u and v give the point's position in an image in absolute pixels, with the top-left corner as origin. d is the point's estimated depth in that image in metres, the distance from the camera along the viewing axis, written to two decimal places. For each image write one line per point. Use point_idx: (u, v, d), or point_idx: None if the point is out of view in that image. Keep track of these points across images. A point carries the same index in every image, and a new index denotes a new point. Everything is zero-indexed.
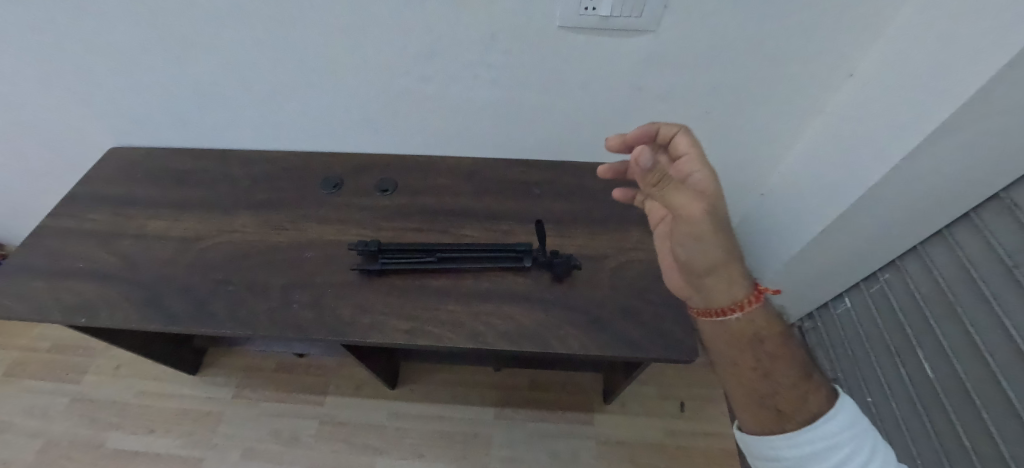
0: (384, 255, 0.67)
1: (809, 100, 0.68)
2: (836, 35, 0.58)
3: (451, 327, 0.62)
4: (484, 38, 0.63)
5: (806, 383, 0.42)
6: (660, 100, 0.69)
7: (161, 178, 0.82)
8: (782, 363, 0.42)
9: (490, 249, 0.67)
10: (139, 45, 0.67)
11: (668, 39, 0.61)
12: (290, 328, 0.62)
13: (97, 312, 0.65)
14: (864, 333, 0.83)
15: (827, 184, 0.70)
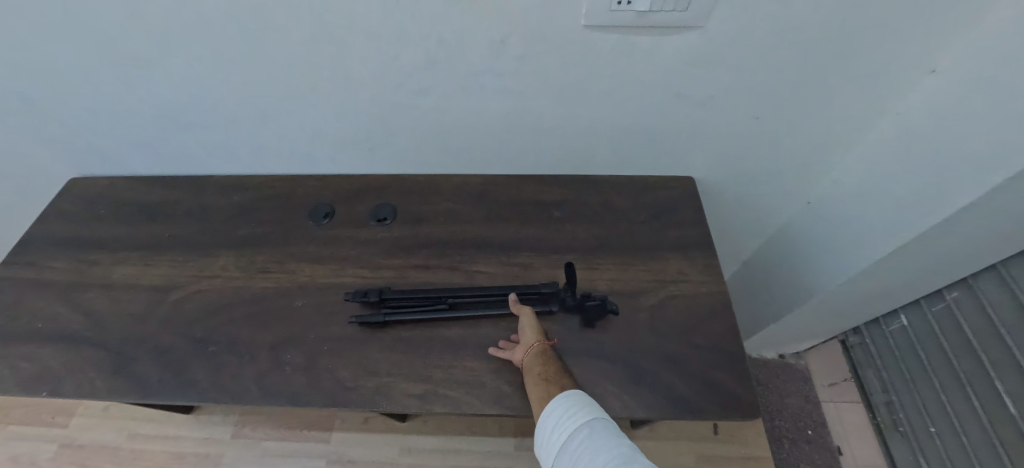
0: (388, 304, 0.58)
1: (879, 100, 0.57)
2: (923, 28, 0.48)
3: (469, 388, 0.53)
4: (493, 44, 0.52)
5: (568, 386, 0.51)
6: (701, 106, 0.59)
7: (128, 212, 0.72)
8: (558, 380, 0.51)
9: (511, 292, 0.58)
10: (83, 62, 0.57)
11: (717, 36, 0.50)
12: (282, 397, 0.54)
13: (58, 384, 0.57)
14: (925, 357, 0.75)
15: (892, 201, 0.61)
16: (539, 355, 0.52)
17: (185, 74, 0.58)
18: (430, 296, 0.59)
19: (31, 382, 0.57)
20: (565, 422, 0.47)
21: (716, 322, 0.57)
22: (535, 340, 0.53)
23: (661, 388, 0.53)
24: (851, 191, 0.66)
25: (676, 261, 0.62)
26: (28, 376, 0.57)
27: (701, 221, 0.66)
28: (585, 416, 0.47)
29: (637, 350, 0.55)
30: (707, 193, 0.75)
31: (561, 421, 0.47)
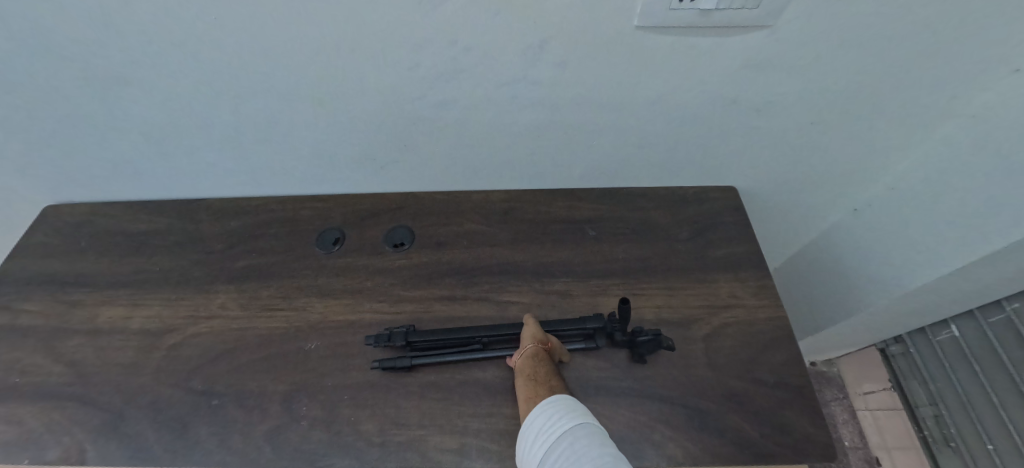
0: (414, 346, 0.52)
1: (947, 100, 0.51)
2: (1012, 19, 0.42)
3: (512, 439, 0.47)
4: (528, 48, 0.45)
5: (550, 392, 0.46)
6: (755, 112, 0.53)
7: (112, 245, 0.65)
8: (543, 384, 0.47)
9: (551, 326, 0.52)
10: (52, 80, 0.49)
11: (785, 35, 0.44)
12: (300, 458, 0.47)
13: (41, 450, 0.50)
14: (979, 370, 0.70)
15: (962, 210, 0.55)
16: (530, 357, 0.49)
17: (170, 90, 0.50)
18: (461, 334, 0.53)
19: (9, 449, 0.50)
20: (549, 424, 0.43)
21: (777, 351, 0.52)
22: (532, 343, 0.50)
23: (726, 430, 0.47)
24: (909, 198, 0.61)
25: (727, 283, 0.57)
26: (5, 442, 0.50)
27: (749, 236, 0.60)
28: (571, 421, 0.42)
29: (694, 387, 0.50)
30: (747, 202, 0.69)
31: (546, 424, 0.43)
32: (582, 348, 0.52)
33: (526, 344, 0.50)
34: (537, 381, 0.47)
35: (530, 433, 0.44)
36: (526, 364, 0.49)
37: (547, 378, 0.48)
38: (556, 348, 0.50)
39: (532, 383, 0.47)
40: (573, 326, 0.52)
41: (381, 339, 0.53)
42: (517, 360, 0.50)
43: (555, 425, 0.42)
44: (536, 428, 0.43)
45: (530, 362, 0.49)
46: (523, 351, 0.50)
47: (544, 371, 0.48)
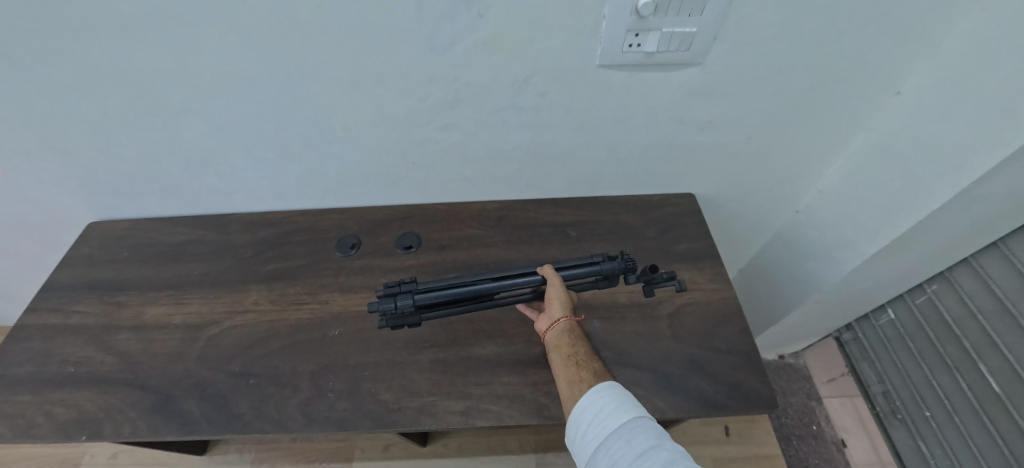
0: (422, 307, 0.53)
1: (855, 117, 0.64)
2: (889, 52, 0.55)
3: (510, 401, 0.56)
4: (516, 82, 0.57)
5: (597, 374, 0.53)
6: (700, 131, 0.65)
7: (153, 254, 0.73)
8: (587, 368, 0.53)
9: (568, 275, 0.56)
10: (120, 116, 0.59)
11: (716, 70, 0.56)
12: (330, 423, 0.56)
13: (98, 429, 0.57)
14: (915, 346, 0.81)
15: (877, 205, 0.66)
16: (570, 331, 0.55)
17: (219, 122, 0.60)
18: (479, 288, 0.53)
19: (70, 428, 0.57)
20: (618, 406, 0.48)
21: (729, 324, 0.62)
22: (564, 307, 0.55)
23: (687, 388, 0.57)
24: (836, 199, 0.73)
25: (687, 271, 0.68)
26: (67, 422, 0.57)
27: (705, 234, 0.72)
28: (641, 409, 0.48)
29: (661, 355, 0.60)
30: (706, 207, 0.81)
31: (616, 404, 0.48)
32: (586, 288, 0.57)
33: (558, 309, 0.55)
34: (588, 359, 0.54)
35: (594, 403, 0.49)
36: (568, 341, 0.55)
37: (590, 354, 0.55)
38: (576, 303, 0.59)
39: (585, 362, 0.54)
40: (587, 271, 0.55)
41: (388, 305, 0.51)
42: (556, 335, 0.55)
43: (624, 409, 0.48)
44: (605, 402, 0.49)
45: (571, 337, 0.55)
46: (562, 324, 0.55)
47: (585, 348, 0.55)
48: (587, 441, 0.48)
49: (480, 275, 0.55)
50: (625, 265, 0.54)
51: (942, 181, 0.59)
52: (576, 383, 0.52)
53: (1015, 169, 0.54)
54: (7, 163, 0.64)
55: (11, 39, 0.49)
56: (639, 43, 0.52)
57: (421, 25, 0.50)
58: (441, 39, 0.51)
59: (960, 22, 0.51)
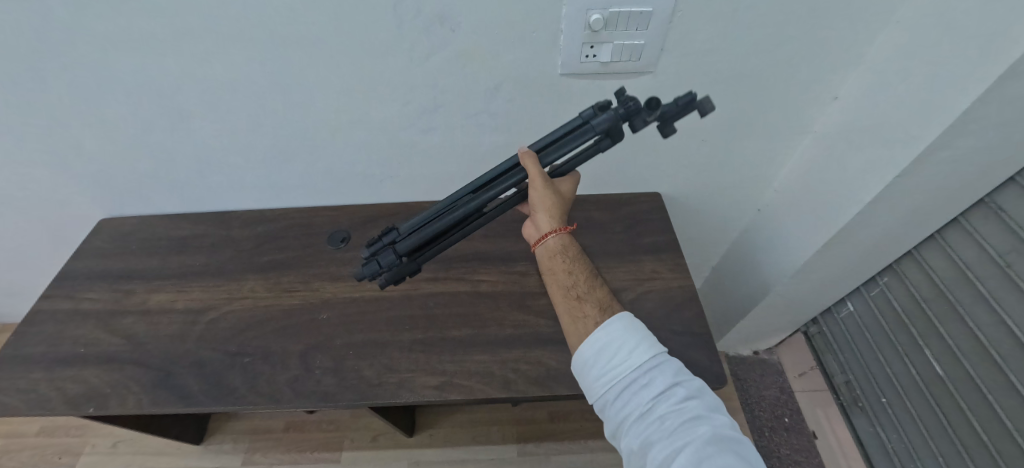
0: (399, 244, 0.52)
1: (800, 121, 0.69)
2: (817, 61, 0.60)
3: (481, 377, 0.61)
4: (488, 89, 0.64)
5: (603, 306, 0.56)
6: (658, 133, 0.71)
7: (159, 247, 0.79)
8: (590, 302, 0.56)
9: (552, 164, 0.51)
10: (134, 117, 0.65)
11: (665, 78, 0.63)
12: (315, 396, 0.61)
13: (103, 401, 0.62)
14: (870, 336, 0.84)
15: (819, 202, 0.71)
16: (563, 245, 0.58)
17: (221, 124, 0.67)
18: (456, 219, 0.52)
19: (78, 401, 0.62)
20: (639, 344, 0.52)
21: (686, 310, 0.68)
22: (553, 208, 0.56)
23: None
24: (790, 198, 0.78)
25: (649, 262, 0.73)
26: (75, 395, 0.63)
27: (667, 229, 0.78)
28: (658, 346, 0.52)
29: None
30: (673, 205, 0.87)
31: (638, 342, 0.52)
32: (578, 162, 0.53)
33: (549, 212, 0.56)
34: (589, 290, 0.58)
35: (615, 341, 0.52)
36: (566, 267, 0.58)
37: (590, 279, 0.58)
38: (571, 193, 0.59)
39: (586, 296, 0.57)
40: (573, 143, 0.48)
41: (383, 264, 0.52)
42: (550, 254, 0.59)
43: (645, 347, 0.51)
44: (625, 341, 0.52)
45: (565, 254, 0.58)
46: (552, 239, 0.58)
47: (583, 273, 0.58)
48: (607, 376, 0.51)
49: (452, 203, 0.52)
50: (618, 116, 0.46)
51: (868, 176, 0.62)
52: (579, 319, 0.56)
53: (931, 163, 0.56)
54: (32, 160, 0.71)
55: (40, 49, 0.56)
56: (594, 54, 0.58)
57: (400, 38, 0.57)
58: (418, 50, 0.58)
59: (878, 33, 0.57)
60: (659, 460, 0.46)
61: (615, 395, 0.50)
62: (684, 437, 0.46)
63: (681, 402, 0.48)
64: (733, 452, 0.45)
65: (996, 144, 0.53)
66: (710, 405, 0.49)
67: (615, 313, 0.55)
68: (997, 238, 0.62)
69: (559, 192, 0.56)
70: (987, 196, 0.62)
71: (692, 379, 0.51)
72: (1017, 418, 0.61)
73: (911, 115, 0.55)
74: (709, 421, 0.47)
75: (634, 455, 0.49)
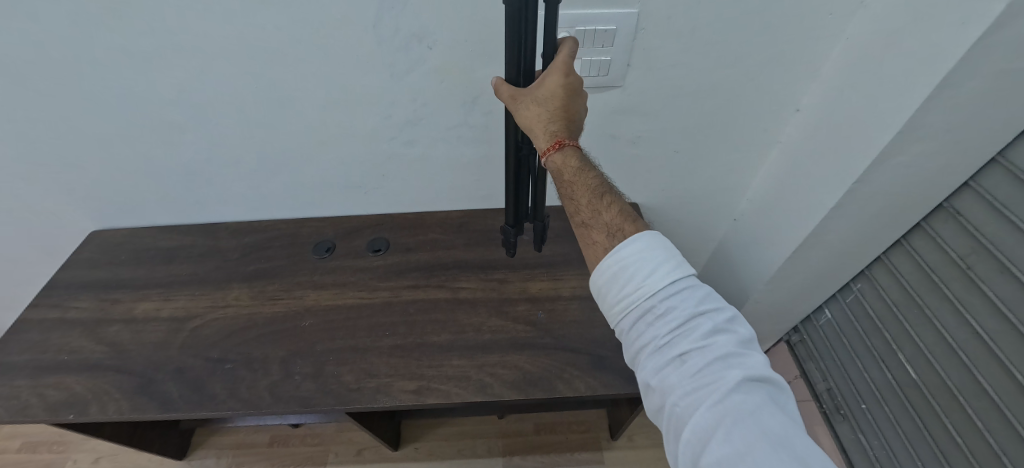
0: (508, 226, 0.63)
1: (766, 131, 0.72)
2: (775, 75, 0.63)
3: (458, 381, 0.62)
4: (465, 103, 0.67)
5: (615, 230, 0.46)
6: (631, 143, 0.74)
7: (147, 258, 0.81)
8: (598, 229, 0.47)
9: (518, 65, 0.45)
10: (126, 130, 0.68)
11: (634, 91, 0.66)
12: (293, 402, 0.61)
13: (82, 408, 0.62)
14: (848, 340, 0.85)
15: (789, 208, 0.73)
16: (561, 165, 0.48)
17: (210, 137, 0.70)
18: (520, 189, 0.58)
19: (59, 407, 0.62)
20: (663, 270, 0.42)
21: None
22: (540, 118, 0.47)
23: (618, 369, 0.63)
24: (762, 206, 0.81)
25: None
26: (55, 402, 0.63)
27: None
28: (686, 271, 0.43)
29: (597, 341, 0.66)
30: (652, 215, 0.90)
31: (661, 268, 0.42)
32: (554, 31, 0.44)
33: (537, 126, 0.48)
34: (595, 213, 0.48)
35: (634, 267, 0.43)
36: (567, 192, 0.49)
37: (595, 200, 0.48)
38: (574, 84, 0.46)
39: (593, 221, 0.48)
40: (514, 19, 0.41)
41: (510, 238, 0.64)
42: (551, 178, 0.49)
43: (669, 274, 0.42)
44: (646, 267, 0.43)
45: (564, 176, 0.48)
46: (547, 161, 0.48)
47: (587, 193, 0.48)
48: (621, 304, 0.43)
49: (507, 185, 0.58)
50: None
51: (830, 184, 0.64)
52: (590, 246, 0.48)
53: (886, 169, 0.58)
54: (24, 174, 0.73)
55: (35, 65, 0.58)
56: None
57: (381, 56, 0.60)
58: (398, 66, 0.61)
59: (830, 49, 0.60)
60: (680, 407, 0.39)
61: (629, 324, 0.43)
62: (711, 382, 0.39)
63: (711, 341, 0.40)
64: (767, 398, 0.38)
65: (945, 149, 0.56)
66: (743, 341, 0.42)
67: (629, 236, 0.45)
68: (956, 240, 0.64)
69: (537, 98, 0.46)
70: (945, 201, 0.65)
71: (726, 308, 0.43)
72: (988, 418, 0.62)
73: (864, 122, 0.57)
74: (742, 363, 0.40)
75: (650, 393, 0.43)
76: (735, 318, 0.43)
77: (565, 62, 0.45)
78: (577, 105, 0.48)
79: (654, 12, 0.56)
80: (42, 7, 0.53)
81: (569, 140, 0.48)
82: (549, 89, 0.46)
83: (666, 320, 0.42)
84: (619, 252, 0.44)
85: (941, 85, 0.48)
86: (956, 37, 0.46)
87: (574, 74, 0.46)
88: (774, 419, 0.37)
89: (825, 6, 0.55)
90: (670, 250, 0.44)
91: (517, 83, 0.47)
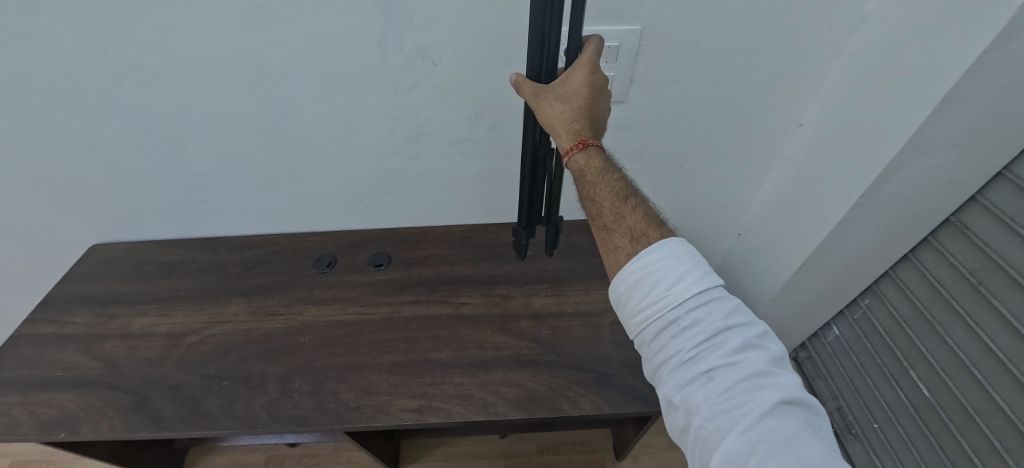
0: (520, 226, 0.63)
1: (769, 146, 0.72)
2: (778, 89, 0.63)
3: (460, 399, 0.61)
4: (469, 118, 0.67)
5: (641, 232, 0.46)
6: (635, 158, 0.74)
7: (147, 272, 0.81)
8: (623, 230, 0.46)
9: (541, 63, 0.46)
10: (131, 144, 0.68)
11: (638, 106, 0.66)
12: (290, 421, 0.59)
13: (74, 427, 0.60)
14: (859, 357, 0.83)
15: (795, 222, 0.72)
16: (584, 164, 0.47)
17: (213, 151, 0.70)
18: (534, 193, 0.58)
19: (49, 426, 0.61)
20: (689, 282, 0.41)
21: None
22: (563, 117, 0.48)
23: (624, 387, 0.62)
24: (767, 220, 0.80)
25: None
26: (46, 420, 0.61)
27: None
28: (713, 283, 0.42)
29: (602, 359, 0.65)
30: None
31: (687, 279, 0.41)
32: (579, 25, 0.45)
33: (561, 124, 0.48)
34: (619, 216, 0.47)
35: (657, 276, 0.42)
36: (589, 193, 0.49)
37: (618, 202, 0.47)
38: (600, 82, 0.47)
39: (616, 225, 0.47)
40: (541, 11, 0.42)
41: (521, 241, 0.65)
42: (573, 178, 0.49)
43: (696, 285, 0.41)
44: (670, 276, 0.42)
45: (586, 177, 0.48)
46: (569, 161, 0.48)
47: (610, 195, 0.48)
48: (643, 314, 0.42)
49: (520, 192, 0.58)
50: None
51: (838, 198, 0.63)
52: (612, 251, 0.47)
53: (892, 183, 0.58)
54: (26, 187, 0.73)
55: (43, 79, 0.59)
56: None
57: (386, 71, 0.61)
58: (404, 81, 0.62)
59: (833, 64, 0.60)
60: (706, 430, 0.38)
61: (651, 334, 0.42)
62: (742, 403, 0.37)
63: (739, 358, 0.39)
64: (801, 423, 0.37)
65: (952, 163, 0.55)
66: (774, 359, 0.40)
67: (654, 241, 0.45)
68: (966, 255, 0.63)
69: (561, 96, 0.47)
70: (952, 215, 0.64)
71: (756, 324, 0.41)
72: (1007, 439, 0.60)
73: (870, 134, 0.57)
74: (774, 384, 0.38)
75: (673, 412, 0.42)
76: (765, 333, 0.41)
77: (592, 60, 0.46)
78: (601, 105, 0.49)
79: (657, 29, 0.56)
80: (52, 22, 0.53)
81: (592, 141, 0.48)
82: (575, 86, 0.46)
83: (692, 334, 0.40)
84: (643, 256, 0.43)
85: (945, 98, 0.48)
86: (961, 52, 0.46)
87: (600, 73, 0.47)
88: (810, 447, 0.35)
89: (827, 22, 0.56)
90: (697, 257, 0.43)
91: (539, 80, 0.48)
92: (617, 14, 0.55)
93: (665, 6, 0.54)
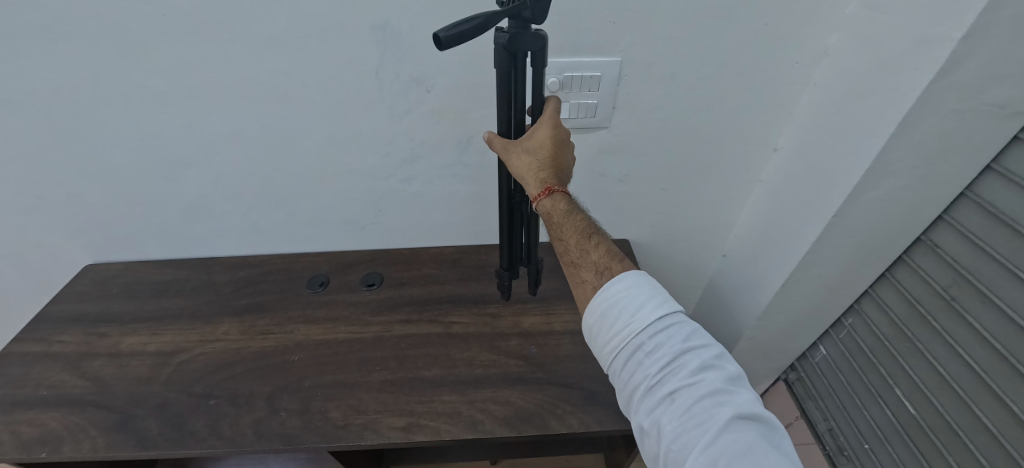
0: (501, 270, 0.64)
1: (748, 171, 0.76)
2: (753, 115, 0.67)
3: (447, 417, 0.61)
4: (460, 143, 0.70)
5: (606, 267, 0.48)
6: (619, 182, 0.77)
7: (140, 291, 0.81)
8: (589, 270, 0.48)
9: (508, 117, 0.47)
10: (134, 167, 0.70)
11: (621, 133, 0.69)
12: (277, 440, 0.59)
13: (56, 445, 0.59)
14: (845, 379, 0.84)
15: (775, 243, 0.75)
16: (551, 208, 0.49)
17: (212, 173, 0.72)
18: (513, 233, 0.59)
19: (30, 445, 0.60)
20: (651, 307, 0.43)
21: None
22: (531, 167, 0.49)
23: (612, 405, 0.62)
24: (749, 242, 0.83)
25: None
26: (27, 440, 0.60)
27: None
28: (673, 307, 0.44)
29: (591, 376, 0.65)
30: (642, 252, 0.92)
31: (649, 305, 0.43)
32: (542, 84, 0.46)
33: (529, 174, 0.49)
34: (584, 253, 0.49)
35: (623, 304, 0.44)
36: (556, 233, 0.50)
37: (582, 239, 0.49)
38: (562, 135, 0.49)
39: (581, 261, 0.49)
40: (504, 80, 0.44)
41: (503, 282, 0.65)
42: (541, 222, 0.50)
43: (656, 310, 0.43)
44: (633, 304, 0.43)
45: (553, 219, 0.49)
46: (537, 206, 0.49)
47: (575, 234, 0.49)
48: (610, 342, 0.44)
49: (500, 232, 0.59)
50: (504, 39, 0.41)
51: (812, 218, 0.66)
52: (580, 286, 0.49)
53: (862, 203, 0.61)
54: (27, 208, 0.75)
55: (57, 105, 0.62)
56: None
57: (383, 98, 0.64)
58: (398, 108, 0.65)
59: (801, 94, 0.65)
60: (673, 452, 0.39)
61: (619, 363, 0.44)
62: (703, 423, 0.39)
63: (698, 378, 0.41)
64: (758, 437, 0.38)
65: (913, 184, 0.58)
66: (731, 378, 0.42)
67: (616, 273, 0.47)
68: (938, 273, 0.66)
69: (528, 149, 0.48)
70: (923, 234, 0.67)
71: (713, 345, 0.43)
72: (991, 456, 0.60)
73: (836, 158, 0.60)
74: (731, 401, 0.40)
75: (645, 436, 0.43)
76: (722, 354, 0.43)
77: (555, 116, 0.49)
78: (566, 154, 0.51)
79: (637, 61, 0.61)
80: (70, 50, 0.57)
81: (558, 187, 0.49)
82: (541, 140, 0.48)
83: (656, 358, 0.42)
84: (606, 291, 0.45)
85: (902, 123, 0.51)
86: (912, 82, 0.49)
87: (562, 127, 0.49)
88: (767, 458, 0.36)
89: (792, 56, 0.60)
90: (657, 287, 0.45)
91: (509, 135, 0.49)
92: (598, 47, 0.59)
93: (643, 40, 0.59)
